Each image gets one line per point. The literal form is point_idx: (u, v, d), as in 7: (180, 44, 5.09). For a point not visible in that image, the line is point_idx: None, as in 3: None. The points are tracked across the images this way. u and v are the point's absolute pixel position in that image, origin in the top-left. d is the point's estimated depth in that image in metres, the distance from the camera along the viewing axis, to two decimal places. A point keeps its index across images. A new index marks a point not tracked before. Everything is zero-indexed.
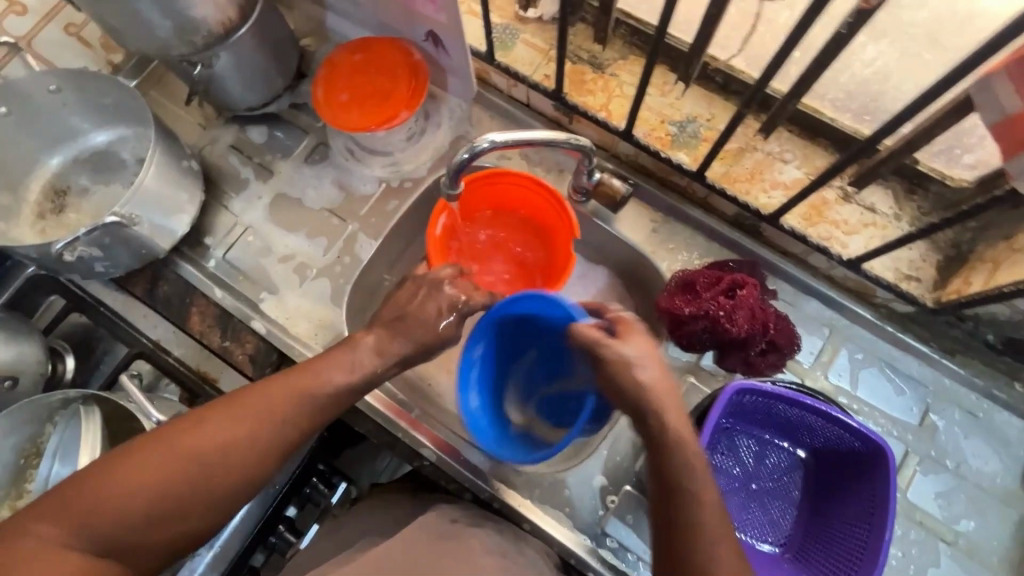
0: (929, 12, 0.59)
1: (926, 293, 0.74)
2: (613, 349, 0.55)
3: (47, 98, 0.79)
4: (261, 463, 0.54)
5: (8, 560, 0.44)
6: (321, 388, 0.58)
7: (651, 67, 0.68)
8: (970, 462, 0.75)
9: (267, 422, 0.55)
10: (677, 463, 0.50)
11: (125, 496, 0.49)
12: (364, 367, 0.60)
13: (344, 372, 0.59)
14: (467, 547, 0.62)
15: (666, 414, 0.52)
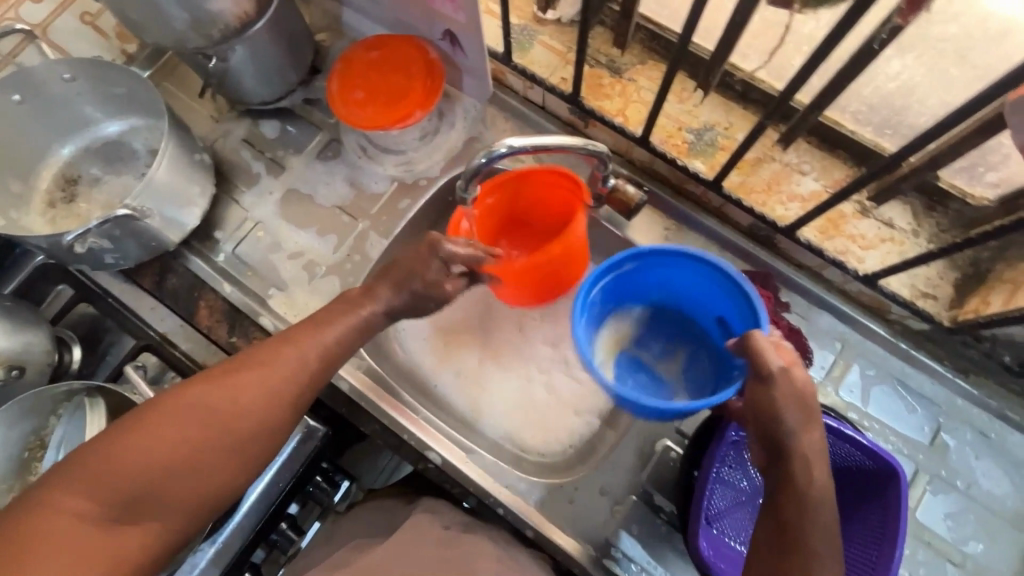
0: (958, 27, 0.57)
1: (942, 311, 0.74)
2: (785, 383, 0.53)
3: (61, 86, 0.79)
4: (266, 412, 0.58)
5: (41, 529, 0.49)
6: (318, 346, 0.61)
7: (673, 74, 0.67)
8: (980, 483, 0.74)
9: (272, 379, 0.58)
10: (819, 524, 0.50)
11: (142, 456, 0.53)
12: (356, 321, 0.63)
13: (341, 331, 0.62)
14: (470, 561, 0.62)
15: (812, 471, 0.51)
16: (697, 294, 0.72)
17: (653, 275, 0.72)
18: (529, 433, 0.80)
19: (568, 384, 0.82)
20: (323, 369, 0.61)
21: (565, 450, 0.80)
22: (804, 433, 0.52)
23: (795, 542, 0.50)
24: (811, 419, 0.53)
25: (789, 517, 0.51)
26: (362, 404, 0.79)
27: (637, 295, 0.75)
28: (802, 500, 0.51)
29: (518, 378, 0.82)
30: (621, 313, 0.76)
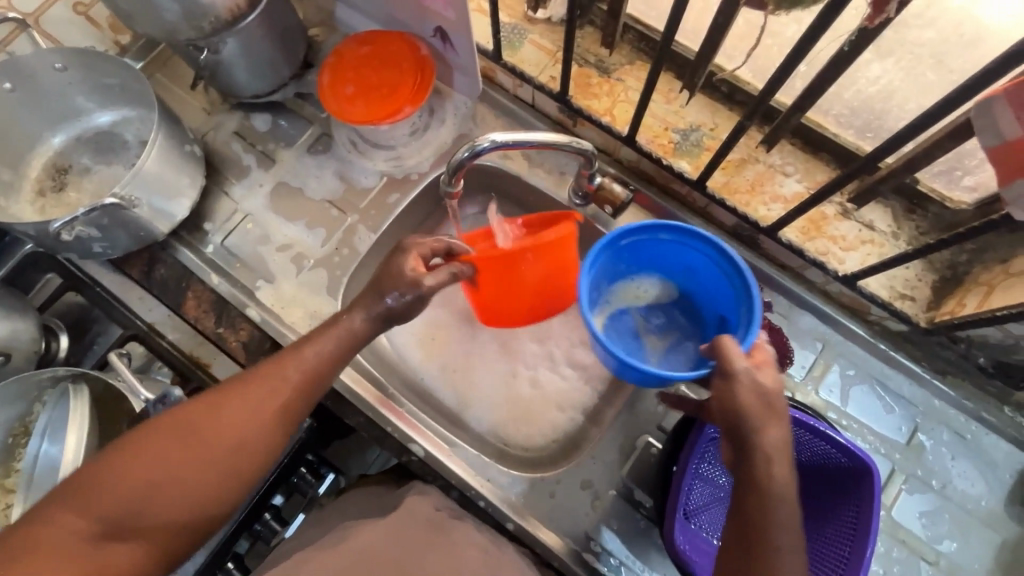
0: (935, 32, 0.61)
1: (920, 312, 0.75)
2: (744, 381, 0.53)
3: (52, 76, 0.79)
4: (250, 426, 0.57)
5: (27, 549, 0.49)
6: (305, 365, 0.60)
7: (657, 74, 0.68)
8: (955, 483, 0.75)
9: (257, 398, 0.58)
10: (783, 523, 0.50)
11: (125, 476, 0.52)
12: (338, 333, 0.62)
13: (326, 349, 0.61)
14: (453, 547, 0.63)
15: (772, 467, 0.52)
16: (712, 278, 0.68)
17: (685, 253, 0.69)
18: (512, 428, 0.81)
19: (552, 379, 0.83)
20: (310, 388, 0.61)
21: (547, 445, 0.81)
22: (766, 432, 0.52)
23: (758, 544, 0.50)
24: (773, 416, 0.53)
25: (753, 518, 0.51)
26: (346, 396, 0.79)
27: (652, 266, 0.72)
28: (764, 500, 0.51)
29: (501, 374, 0.83)
30: (635, 280, 0.73)
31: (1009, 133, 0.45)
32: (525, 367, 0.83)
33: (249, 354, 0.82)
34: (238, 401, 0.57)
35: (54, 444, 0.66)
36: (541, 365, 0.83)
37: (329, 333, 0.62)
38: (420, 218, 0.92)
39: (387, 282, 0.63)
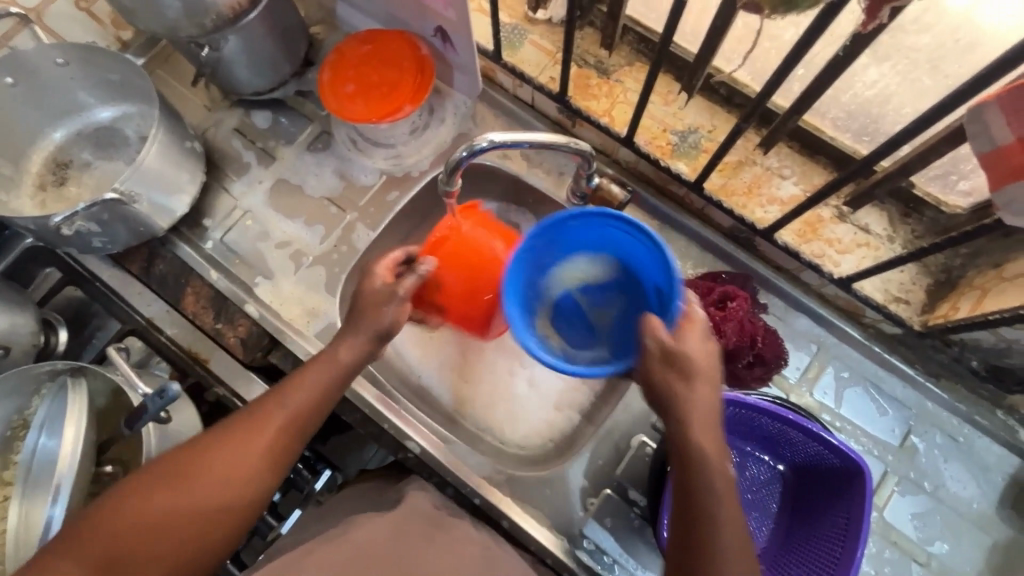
0: (931, 37, 0.59)
1: (914, 315, 0.75)
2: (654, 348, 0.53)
3: (54, 71, 0.79)
4: (241, 466, 0.56)
5: None
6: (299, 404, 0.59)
7: (655, 76, 0.68)
8: (948, 485, 0.75)
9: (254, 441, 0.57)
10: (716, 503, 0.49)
11: (114, 524, 0.51)
12: (329, 365, 0.61)
13: (317, 387, 0.60)
14: (452, 540, 0.64)
15: (693, 432, 0.51)
16: (633, 246, 0.63)
17: (600, 226, 0.63)
18: (508, 426, 0.82)
19: (549, 378, 0.83)
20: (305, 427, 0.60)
21: (543, 443, 0.81)
22: (692, 403, 0.52)
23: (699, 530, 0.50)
24: (695, 387, 0.52)
25: (690, 508, 0.50)
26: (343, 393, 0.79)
27: (578, 249, 0.66)
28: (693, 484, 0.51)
29: (498, 372, 0.83)
30: (565, 265, 0.66)
31: (1000, 139, 0.46)
32: (521, 365, 0.83)
33: (247, 350, 0.83)
34: (229, 446, 0.56)
35: (53, 438, 0.66)
36: (538, 364, 0.83)
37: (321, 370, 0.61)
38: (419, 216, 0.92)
39: (363, 302, 0.63)
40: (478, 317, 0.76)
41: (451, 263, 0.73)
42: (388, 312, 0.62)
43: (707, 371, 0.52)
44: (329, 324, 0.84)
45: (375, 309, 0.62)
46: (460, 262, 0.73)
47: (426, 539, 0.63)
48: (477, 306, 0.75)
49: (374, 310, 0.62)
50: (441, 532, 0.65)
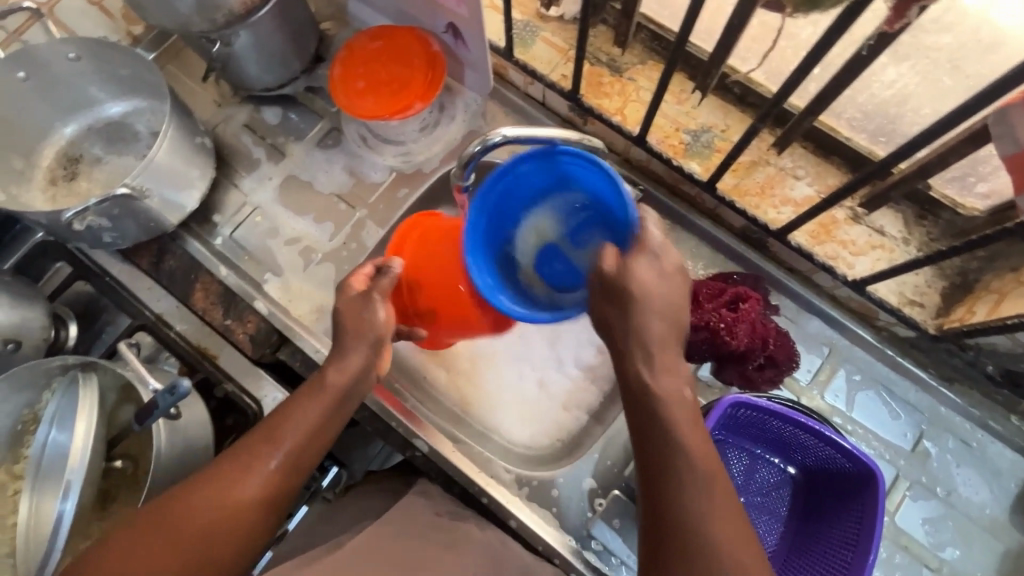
0: (952, 37, 0.56)
1: (929, 319, 0.74)
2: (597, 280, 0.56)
3: (66, 66, 0.79)
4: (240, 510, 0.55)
5: None
6: (295, 440, 0.59)
7: (669, 75, 0.68)
8: (960, 490, 0.75)
9: (250, 480, 0.56)
10: (669, 439, 0.51)
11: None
12: (319, 403, 0.60)
13: (312, 422, 0.60)
14: (464, 534, 0.67)
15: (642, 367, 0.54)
16: (585, 176, 0.64)
17: (545, 167, 0.65)
18: (516, 427, 0.81)
19: (560, 380, 0.83)
20: (302, 462, 0.59)
21: (551, 444, 0.81)
22: (635, 332, 0.54)
23: (660, 472, 0.50)
24: (639, 312, 0.53)
25: (650, 455, 0.52)
26: None
27: (538, 195, 0.69)
28: (647, 429, 0.52)
29: (507, 373, 0.83)
30: (532, 215, 0.70)
31: None
32: (531, 366, 0.83)
33: (256, 347, 0.83)
34: (223, 486, 0.56)
35: (65, 432, 0.66)
36: (548, 366, 0.83)
37: (315, 403, 0.60)
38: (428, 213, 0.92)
39: (347, 312, 0.63)
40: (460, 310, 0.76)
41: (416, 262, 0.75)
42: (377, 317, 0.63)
43: (648, 283, 0.54)
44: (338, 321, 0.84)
45: (360, 313, 0.63)
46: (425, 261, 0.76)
47: (439, 534, 0.66)
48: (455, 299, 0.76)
49: (358, 313, 0.63)
50: (453, 528, 0.68)
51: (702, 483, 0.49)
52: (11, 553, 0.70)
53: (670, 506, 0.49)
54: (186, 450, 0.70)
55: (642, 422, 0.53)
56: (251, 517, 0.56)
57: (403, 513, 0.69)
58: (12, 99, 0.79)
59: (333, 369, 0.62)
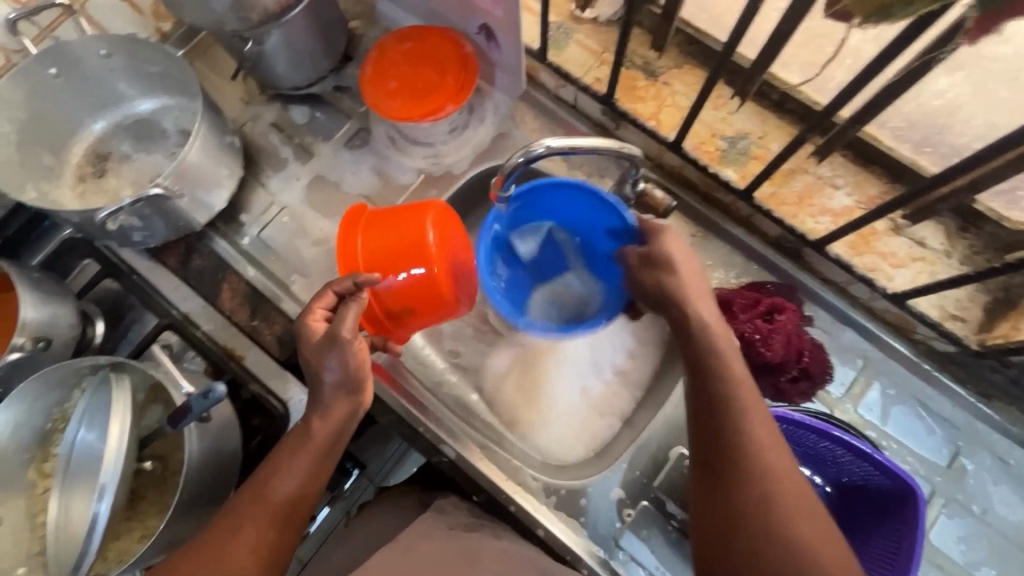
0: (1011, 47, 0.51)
1: (970, 334, 0.72)
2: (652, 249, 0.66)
3: (97, 62, 0.78)
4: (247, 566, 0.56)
5: None
6: (285, 492, 0.60)
7: (713, 81, 0.67)
8: (996, 509, 0.73)
9: (242, 534, 0.57)
10: (719, 376, 0.58)
11: None
12: (302, 457, 0.61)
13: (300, 473, 0.61)
14: (474, 557, 0.64)
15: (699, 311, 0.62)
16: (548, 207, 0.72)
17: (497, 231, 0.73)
18: (550, 431, 0.80)
19: (600, 386, 0.82)
20: (296, 514, 0.61)
21: (587, 450, 0.80)
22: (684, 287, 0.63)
23: (714, 409, 0.56)
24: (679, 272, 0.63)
25: (711, 386, 0.58)
26: (378, 394, 0.79)
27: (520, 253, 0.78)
28: (701, 372, 0.59)
29: (548, 377, 0.81)
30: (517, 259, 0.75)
31: None
32: (575, 370, 0.82)
33: (284, 348, 0.82)
34: (223, 549, 0.57)
35: (99, 432, 0.66)
36: (591, 370, 0.82)
37: (302, 456, 0.61)
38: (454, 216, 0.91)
39: (310, 357, 0.63)
40: (430, 294, 0.70)
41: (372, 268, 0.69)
42: (347, 363, 0.62)
43: (683, 255, 0.64)
44: None
45: (316, 361, 0.63)
46: (379, 261, 0.69)
47: (448, 554, 0.63)
48: (424, 284, 0.69)
49: (322, 354, 0.62)
50: (464, 549, 0.65)
51: (753, 412, 0.55)
52: (41, 551, 0.70)
53: (730, 427, 0.54)
54: (216, 454, 0.70)
55: (698, 363, 0.60)
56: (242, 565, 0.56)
57: (415, 531, 0.67)
58: (44, 95, 0.78)
59: (318, 421, 0.62)
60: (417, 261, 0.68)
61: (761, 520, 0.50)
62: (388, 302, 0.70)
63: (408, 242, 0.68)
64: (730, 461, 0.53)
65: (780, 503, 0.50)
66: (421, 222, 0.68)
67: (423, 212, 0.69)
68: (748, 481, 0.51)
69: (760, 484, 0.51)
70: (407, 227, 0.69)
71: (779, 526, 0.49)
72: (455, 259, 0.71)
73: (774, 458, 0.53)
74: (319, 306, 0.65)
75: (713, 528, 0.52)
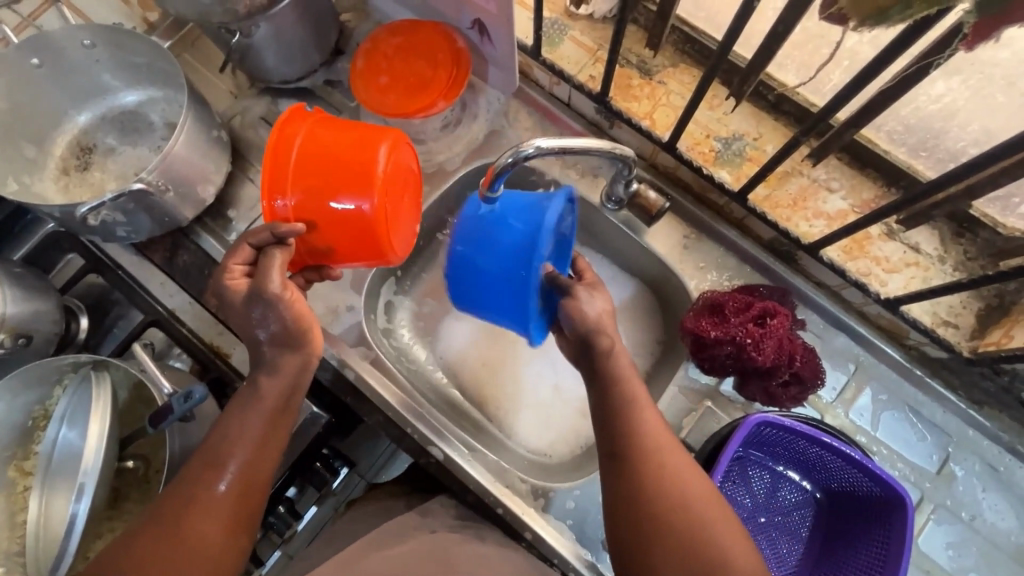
0: (1011, 53, 0.51)
1: (963, 341, 0.72)
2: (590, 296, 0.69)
3: (80, 52, 0.77)
4: (212, 530, 0.57)
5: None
6: (241, 455, 0.60)
7: (708, 82, 0.66)
8: (985, 516, 0.73)
9: (201, 503, 0.58)
10: (620, 387, 0.61)
11: None
12: (254, 420, 0.62)
13: (251, 436, 0.61)
14: (446, 551, 0.64)
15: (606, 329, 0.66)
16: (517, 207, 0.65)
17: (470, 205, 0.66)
18: (527, 427, 0.84)
19: (575, 388, 0.85)
20: (254, 477, 0.61)
21: (571, 450, 0.83)
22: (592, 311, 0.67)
23: (608, 410, 0.61)
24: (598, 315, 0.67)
25: (616, 396, 0.61)
26: (367, 394, 0.78)
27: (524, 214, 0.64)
28: (604, 382, 0.62)
29: (526, 376, 0.86)
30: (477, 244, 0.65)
31: None
32: (547, 368, 0.86)
33: None
34: (182, 519, 0.56)
35: (80, 430, 0.65)
36: (565, 371, 0.85)
37: (253, 418, 0.62)
38: (443, 215, 0.90)
39: (237, 317, 0.64)
40: (365, 231, 0.65)
41: (302, 188, 0.63)
42: (284, 318, 0.63)
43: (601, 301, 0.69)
44: (356, 320, 0.82)
45: (252, 328, 0.63)
46: (313, 181, 0.63)
47: (425, 553, 0.64)
48: (362, 218, 0.64)
49: (250, 308, 0.63)
50: (442, 550, 0.65)
51: (642, 407, 0.61)
52: (21, 552, 0.69)
53: (632, 434, 0.59)
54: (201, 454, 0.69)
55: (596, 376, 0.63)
56: (208, 533, 0.57)
57: (392, 530, 0.69)
58: (27, 85, 0.77)
59: (267, 378, 0.63)
60: (352, 192, 0.63)
61: (653, 509, 0.56)
62: (316, 234, 0.65)
63: (353, 166, 0.63)
64: (625, 457, 0.58)
65: (669, 490, 0.56)
66: (371, 154, 0.63)
67: (379, 136, 0.65)
68: (641, 472, 0.57)
69: (652, 476, 0.57)
70: (356, 151, 0.63)
71: (671, 510, 0.56)
72: (397, 199, 0.67)
73: (663, 448, 0.59)
74: (236, 263, 0.65)
75: (626, 532, 0.57)
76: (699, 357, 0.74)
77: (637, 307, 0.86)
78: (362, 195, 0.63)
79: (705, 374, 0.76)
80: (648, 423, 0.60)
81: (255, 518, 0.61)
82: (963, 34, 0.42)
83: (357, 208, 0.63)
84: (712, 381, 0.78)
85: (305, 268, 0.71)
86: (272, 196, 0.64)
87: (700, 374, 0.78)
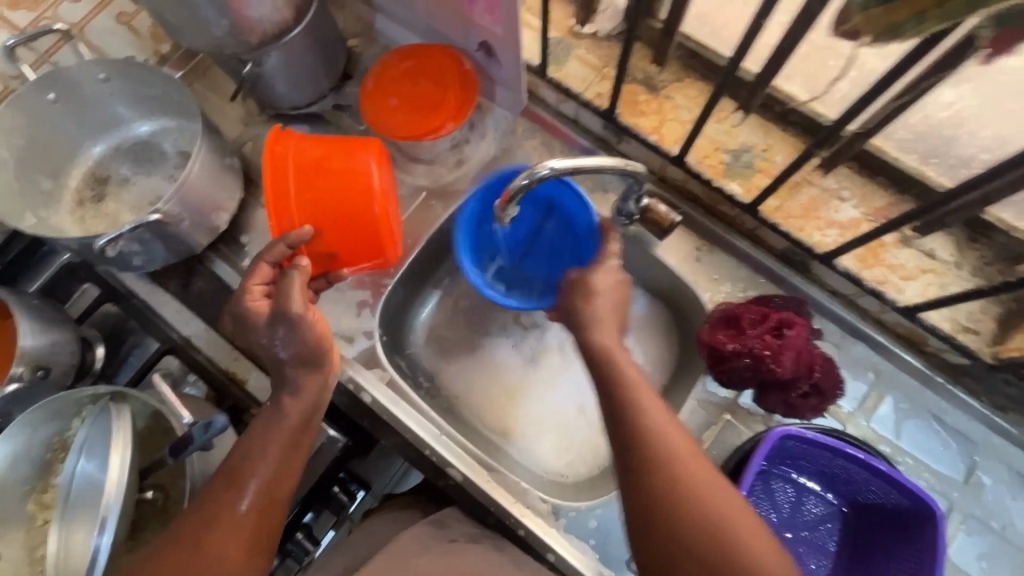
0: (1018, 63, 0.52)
1: (984, 346, 0.72)
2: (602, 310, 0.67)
3: (95, 86, 0.78)
4: (231, 544, 0.57)
5: None
6: (263, 470, 0.60)
7: (717, 98, 0.66)
8: (1017, 525, 0.71)
9: (224, 518, 0.57)
10: (641, 421, 0.58)
11: None
12: (275, 438, 0.62)
13: (275, 449, 0.61)
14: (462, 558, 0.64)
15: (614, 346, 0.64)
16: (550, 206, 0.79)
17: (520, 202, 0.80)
18: (545, 445, 0.83)
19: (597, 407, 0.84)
20: (276, 494, 0.61)
21: (588, 471, 0.82)
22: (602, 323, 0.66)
23: (630, 445, 0.57)
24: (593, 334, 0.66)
25: (635, 428, 0.57)
26: (384, 417, 0.78)
27: (555, 222, 0.81)
28: (624, 415, 0.59)
29: (549, 392, 0.85)
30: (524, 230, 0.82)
31: None
32: (569, 390, 0.85)
33: None
34: (203, 531, 0.57)
35: (99, 463, 0.65)
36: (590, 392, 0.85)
37: (275, 433, 0.62)
38: None
39: (258, 338, 0.63)
40: (369, 236, 0.68)
41: (308, 208, 0.66)
42: (308, 337, 0.63)
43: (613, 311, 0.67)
44: (371, 342, 0.82)
45: (273, 346, 0.64)
46: (316, 202, 0.66)
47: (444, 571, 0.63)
48: (366, 226, 0.67)
49: (273, 329, 0.63)
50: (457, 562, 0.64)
51: (664, 432, 0.57)
52: None
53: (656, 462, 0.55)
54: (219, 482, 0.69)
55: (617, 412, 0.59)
56: (224, 553, 0.56)
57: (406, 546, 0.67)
58: (43, 120, 0.78)
59: (289, 397, 0.63)
60: (353, 206, 0.66)
61: (692, 554, 0.51)
62: (322, 241, 0.68)
63: (349, 182, 0.66)
64: (654, 497, 0.54)
65: (706, 525, 0.52)
66: (361, 166, 0.66)
67: (365, 150, 0.66)
68: (677, 509, 0.53)
69: (680, 505, 0.53)
70: (348, 165, 0.66)
71: (711, 546, 0.51)
72: (393, 204, 0.70)
73: (696, 476, 0.54)
74: (255, 284, 0.65)
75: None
76: (717, 370, 0.73)
77: (653, 317, 0.86)
78: (363, 205, 0.66)
79: (723, 387, 0.75)
80: (678, 459, 0.55)
81: (274, 540, 0.60)
82: (980, 50, 0.42)
83: (361, 217, 0.67)
84: (730, 394, 0.78)
85: (314, 277, 0.72)
86: (280, 220, 0.67)
87: (718, 388, 0.77)
